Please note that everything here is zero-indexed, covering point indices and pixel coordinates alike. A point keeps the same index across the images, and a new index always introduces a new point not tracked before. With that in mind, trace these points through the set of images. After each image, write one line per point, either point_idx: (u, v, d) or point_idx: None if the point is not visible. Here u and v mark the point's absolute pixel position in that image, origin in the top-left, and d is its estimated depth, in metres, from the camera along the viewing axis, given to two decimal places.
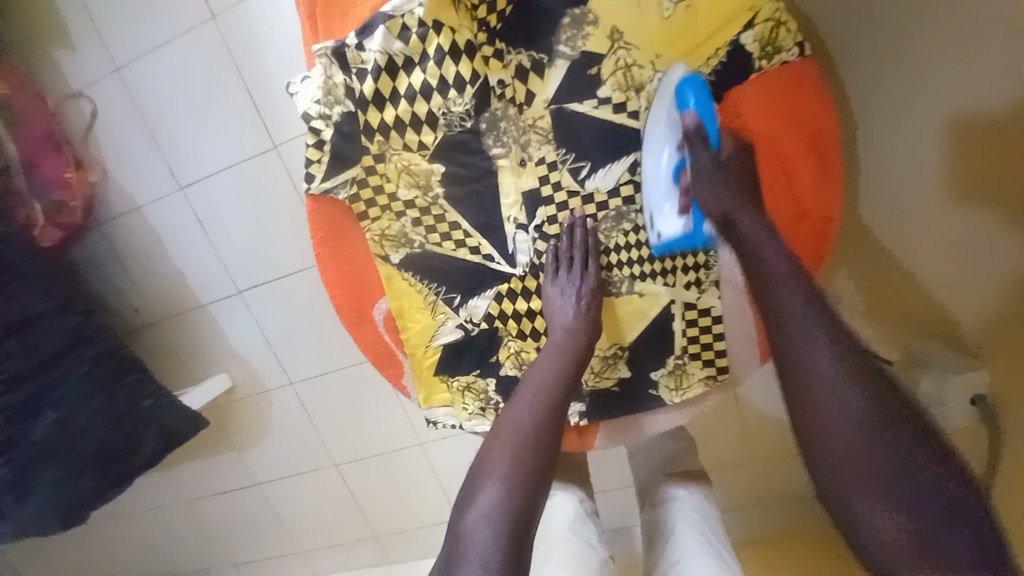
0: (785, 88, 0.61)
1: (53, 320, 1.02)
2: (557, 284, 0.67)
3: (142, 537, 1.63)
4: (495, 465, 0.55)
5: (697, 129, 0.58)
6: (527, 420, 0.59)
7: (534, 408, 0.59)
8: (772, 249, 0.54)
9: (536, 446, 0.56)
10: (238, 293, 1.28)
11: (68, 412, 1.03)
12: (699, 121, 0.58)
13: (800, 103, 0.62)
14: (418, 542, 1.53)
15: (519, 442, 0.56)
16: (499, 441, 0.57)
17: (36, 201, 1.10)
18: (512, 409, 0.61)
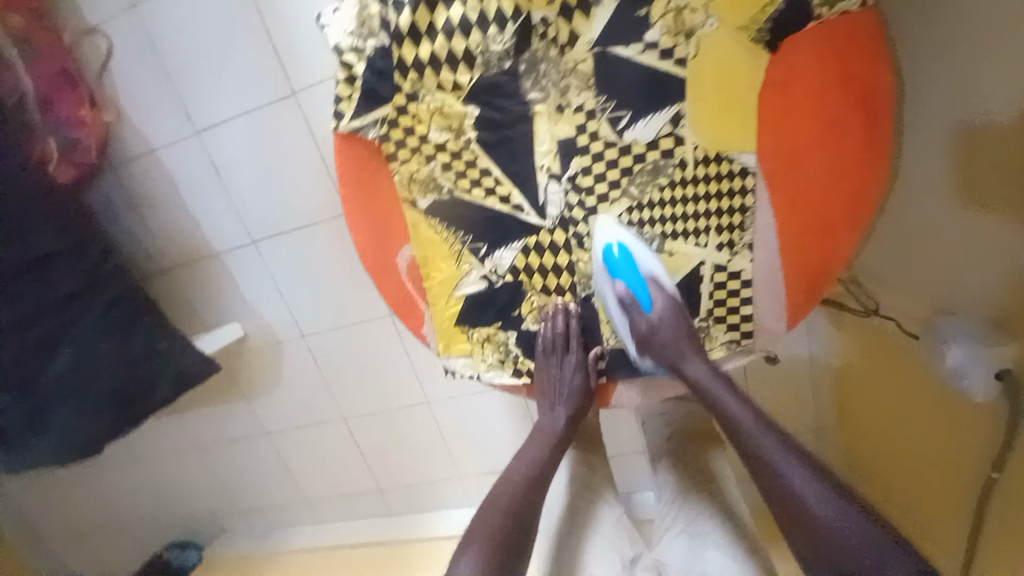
0: (842, 40, 0.57)
1: (67, 260, 1.02)
2: (549, 367, 0.75)
3: (146, 483, 1.63)
4: (481, 537, 0.64)
5: (630, 297, 0.68)
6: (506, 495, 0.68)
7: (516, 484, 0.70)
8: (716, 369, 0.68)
9: (516, 514, 0.66)
10: (252, 243, 1.27)
11: (84, 350, 1.03)
12: (630, 291, 0.68)
13: (855, 59, 0.57)
14: (423, 495, 1.57)
15: (502, 513, 0.66)
16: (487, 513, 0.67)
17: (50, 137, 1.08)
18: (498, 485, 0.70)
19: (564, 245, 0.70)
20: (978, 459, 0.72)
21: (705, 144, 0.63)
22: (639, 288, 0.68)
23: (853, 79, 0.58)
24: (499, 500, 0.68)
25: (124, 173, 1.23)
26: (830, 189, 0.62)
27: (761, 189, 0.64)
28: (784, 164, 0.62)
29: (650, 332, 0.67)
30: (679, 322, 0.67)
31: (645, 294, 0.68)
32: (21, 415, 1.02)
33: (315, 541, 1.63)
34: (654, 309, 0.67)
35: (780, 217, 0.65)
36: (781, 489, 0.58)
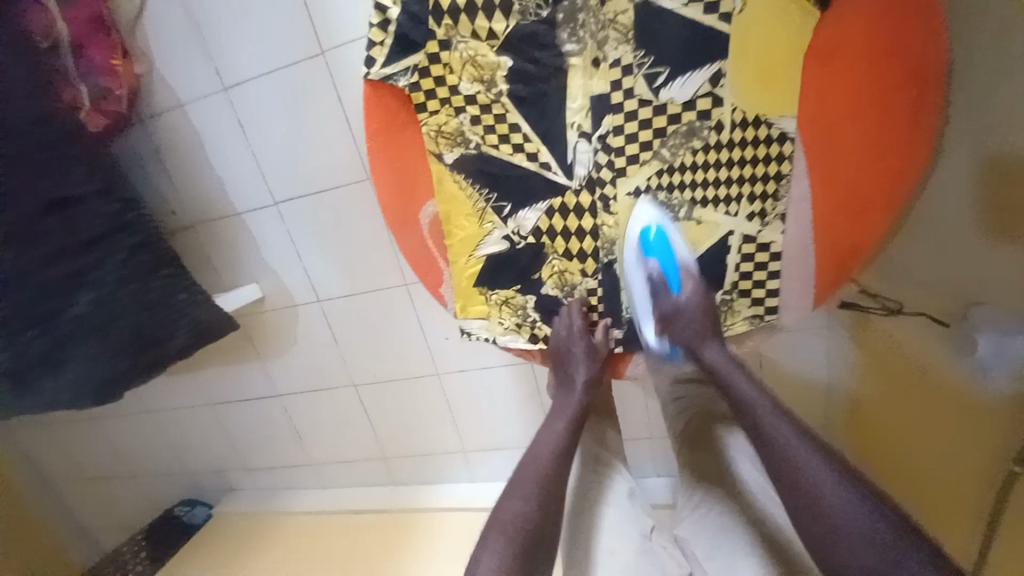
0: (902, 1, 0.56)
1: (94, 203, 1.05)
2: (566, 359, 0.75)
3: (161, 434, 1.65)
4: (503, 532, 0.63)
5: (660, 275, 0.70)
6: (527, 488, 0.68)
7: (537, 476, 0.69)
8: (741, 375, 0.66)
9: (539, 511, 0.66)
10: (273, 205, 1.26)
11: (106, 291, 1.05)
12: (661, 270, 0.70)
13: (913, 21, 0.56)
14: (428, 468, 1.53)
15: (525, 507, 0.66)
16: (507, 508, 0.66)
17: (81, 84, 1.07)
18: (517, 476, 0.70)
19: (590, 208, 0.69)
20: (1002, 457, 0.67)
21: (745, 106, 0.61)
22: (670, 268, 0.69)
23: (903, 55, 0.57)
24: (522, 495, 0.67)
25: (150, 126, 1.22)
26: (868, 168, 0.61)
27: (799, 156, 0.62)
28: (823, 137, 0.61)
29: (674, 311, 0.69)
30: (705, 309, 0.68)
31: (675, 276, 0.70)
32: (36, 354, 1.02)
33: (317, 504, 1.61)
34: (682, 287, 0.69)
35: (817, 189, 0.63)
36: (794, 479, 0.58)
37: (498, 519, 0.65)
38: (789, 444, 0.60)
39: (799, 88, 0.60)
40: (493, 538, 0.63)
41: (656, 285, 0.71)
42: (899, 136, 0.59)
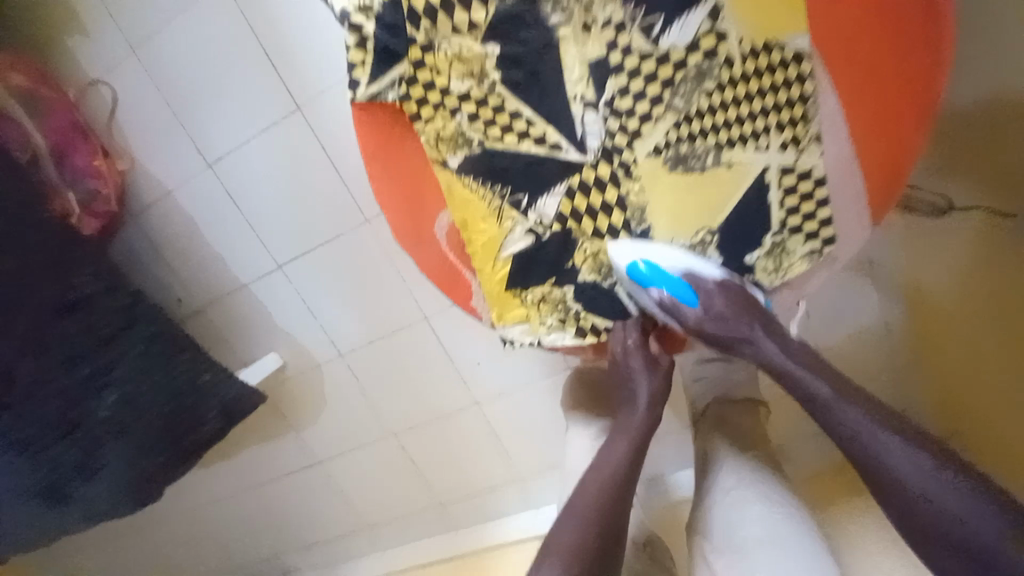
0: None
1: (104, 299, 1.01)
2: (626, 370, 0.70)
3: (209, 529, 1.57)
4: (561, 557, 0.56)
5: (669, 301, 0.64)
6: (585, 515, 0.59)
7: (595, 499, 0.60)
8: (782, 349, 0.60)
9: (603, 532, 0.58)
10: (278, 268, 1.21)
11: (129, 390, 1.02)
12: (667, 294, 0.64)
13: None
14: (488, 505, 1.42)
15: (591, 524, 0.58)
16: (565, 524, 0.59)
17: (70, 189, 1.08)
18: (575, 496, 0.62)
19: (612, 180, 0.65)
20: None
21: (750, 34, 0.58)
22: (678, 288, 0.63)
23: None
24: (579, 518, 0.59)
25: (144, 218, 1.21)
26: (894, 83, 0.59)
27: (820, 73, 0.59)
28: (844, 54, 0.58)
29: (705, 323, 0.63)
30: (734, 304, 0.62)
31: (686, 292, 0.63)
32: (76, 460, 1.00)
33: (382, 568, 1.51)
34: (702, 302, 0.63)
35: (849, 105, 0.60)
36: (859, 449, 0.53)
37: (552, 546, 0.58)
38: (853, 414, 0.54)
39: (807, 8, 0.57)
40: (548, 565, 0.56)
41: (669, 308, 0.65)
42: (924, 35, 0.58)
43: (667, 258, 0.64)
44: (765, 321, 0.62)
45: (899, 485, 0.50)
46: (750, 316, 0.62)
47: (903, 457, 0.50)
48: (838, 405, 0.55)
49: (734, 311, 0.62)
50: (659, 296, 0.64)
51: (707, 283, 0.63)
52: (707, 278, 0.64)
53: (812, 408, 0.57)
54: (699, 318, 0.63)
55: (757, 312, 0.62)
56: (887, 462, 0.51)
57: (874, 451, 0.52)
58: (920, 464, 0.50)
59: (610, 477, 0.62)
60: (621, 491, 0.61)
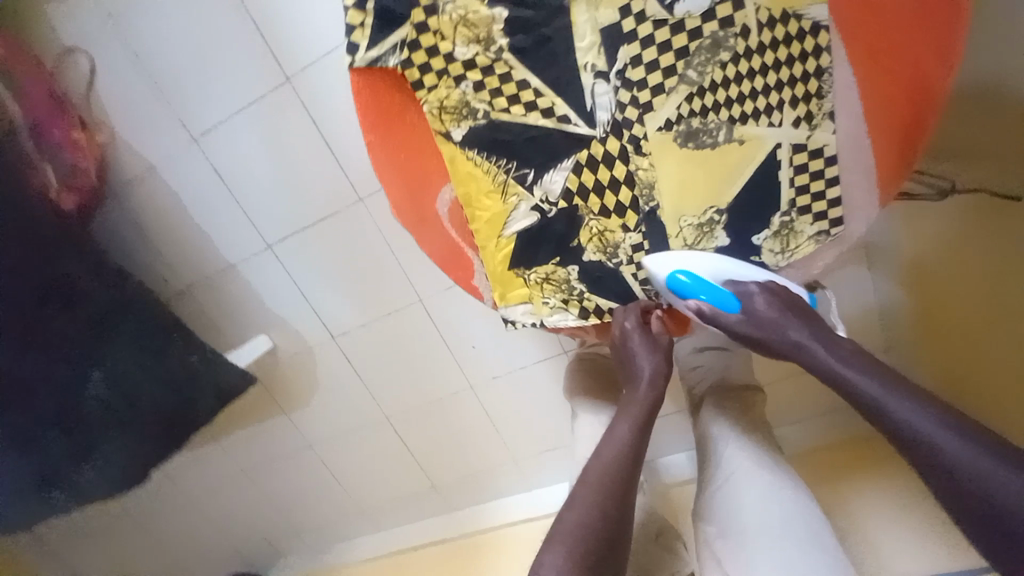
0: None
1: (91, 281, 0.96)
2: (631, 350, 0.68)
3: (199, 513, 1.55)
4: (564, 544, 0.53)
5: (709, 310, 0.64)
6: (593, 498, 0.57)
7: (601, 480, 0.59)
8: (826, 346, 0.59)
9: (607, 518, 0.56)
10: (268, 248, 1.17)
11: (117, 370, 0.99)
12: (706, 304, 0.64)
13: None
14: (482, 487, 1.42)
15: (596, 512, 0.56)
16: (571, 511, 0.57)
17: (48, 164, 1.00)
18: (581, 479, 0.60)
19: (620, 155, 0.63)
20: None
21: (767, 3, 0.57)
22: (715, 295, 0.63)
23: None
24: (586, 500, 0.57)
25: (126, 195, 1.15)
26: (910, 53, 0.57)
27: (836, 45, 0.58)
28: (859, 23, 0.57)
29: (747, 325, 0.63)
30: (782, 306, 0.62)
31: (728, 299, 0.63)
32: (65, 443, 0.97)
33: (376, 551, 1.51)
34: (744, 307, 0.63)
35: (863, 79, 0.59)
36: (910, 439, 0.49)
37: (557, 527, 0.55)
38: (901, 403, 0.51)
39: None
40: (554, 546, 0.54)
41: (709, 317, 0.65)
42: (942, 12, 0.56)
43: (703, 262, 0.64)
44: (808, 321, 0.62)
45: (958, 475, 0.46)
46: (795, 319, 0.62)
47: (957, 446, 0.47)
48: (884, 394, 0.52)
49: (779, 313, 0.62)
50: (696, 305, 0.64)
51: (748, 286, 0.64)
52: (748, 281, 0.65)
53: (859, 401, 0.54)
54: (741, 325, 0.63)
55: (804, 316, 0.62)
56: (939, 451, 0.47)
57: (925, 439, 0.49)
58: (974, 452, 0.46)
59: (616, 459, 0.61)
60: (626, 473, 0.60)
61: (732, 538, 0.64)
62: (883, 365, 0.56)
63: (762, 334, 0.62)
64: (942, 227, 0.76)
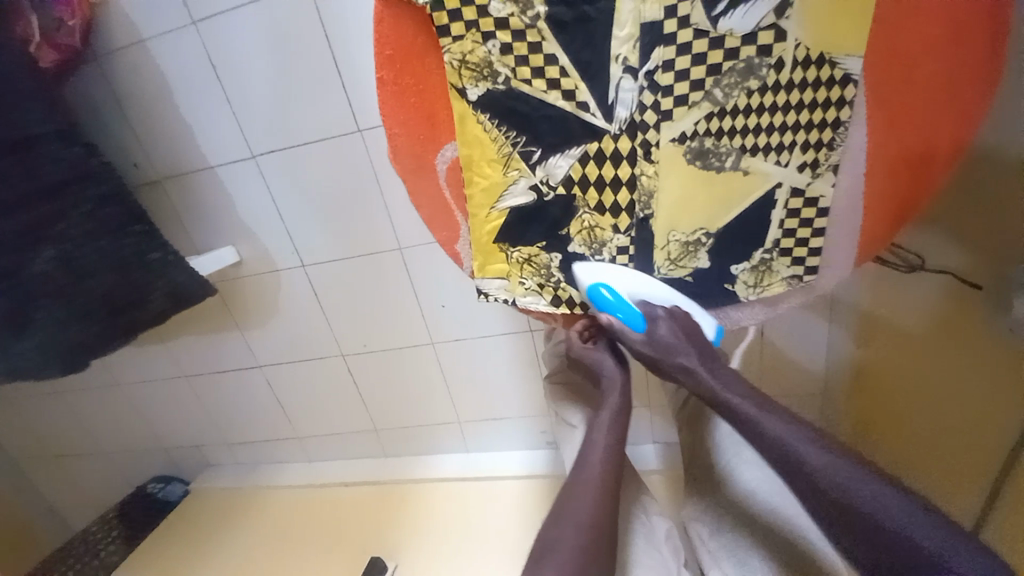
0: None
1: (55, 145, 0.92)
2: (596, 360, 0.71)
3: (132, 408, 1.53)
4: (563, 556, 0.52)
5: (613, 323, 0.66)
6: (588, 511, 0.57)
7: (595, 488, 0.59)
8: (721, 377, 0.59)
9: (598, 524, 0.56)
10: (252, 158, 1.12)
11: (68, 250, 0.93)
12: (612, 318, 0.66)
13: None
14: (421, 440, 1.46)
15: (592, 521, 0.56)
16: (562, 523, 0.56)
17: (35, 14, 0.90)
18: (570, 493, 0.60)
19: (628, 156, 0.63)
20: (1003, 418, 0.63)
21: (809, 42, 0.56)
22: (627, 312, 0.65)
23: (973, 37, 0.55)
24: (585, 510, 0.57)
25: (109, 66, 1.07)
26: (927, 121, 0.59)
27: (859, 102, 0.58)
28: (887, 82, 0.58)
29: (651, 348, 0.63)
30: (682, 330, 0.63)
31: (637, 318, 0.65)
32: None
33: (304, 479, 1.53)
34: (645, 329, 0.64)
35: (875, 140, 0.60)
36: (800, 468, 0.50)
37: (556, 539, 0.55)
38: (782, 430, 0.52)
39: (868, 37, 0.56)
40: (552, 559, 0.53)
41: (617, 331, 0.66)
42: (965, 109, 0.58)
43: (625, 281, 0.67)
44: (704, 350, 0.62)
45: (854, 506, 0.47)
46: (688, 344, 0.62)
47: (843, 475, 0.48)
48: (762, 419, 0.54)
49: (677, 337, 0.63)
50: (609, 320, 0.66)
51: (656, 310, 0.65)
52: (659, 305, 0.66)
53: (745, 428, 0.55)
54: (642, 346, 0.64)
55: (697, 341, 0.63)
56: (828, 479, 0.48)
57: (808, 467, 0.50)
58: (857, 477, 0.48)
59: (601, 466, 0.62)
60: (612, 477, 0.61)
61: (723, 536, 0.71)
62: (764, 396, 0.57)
63: (661, 356, 0.62)
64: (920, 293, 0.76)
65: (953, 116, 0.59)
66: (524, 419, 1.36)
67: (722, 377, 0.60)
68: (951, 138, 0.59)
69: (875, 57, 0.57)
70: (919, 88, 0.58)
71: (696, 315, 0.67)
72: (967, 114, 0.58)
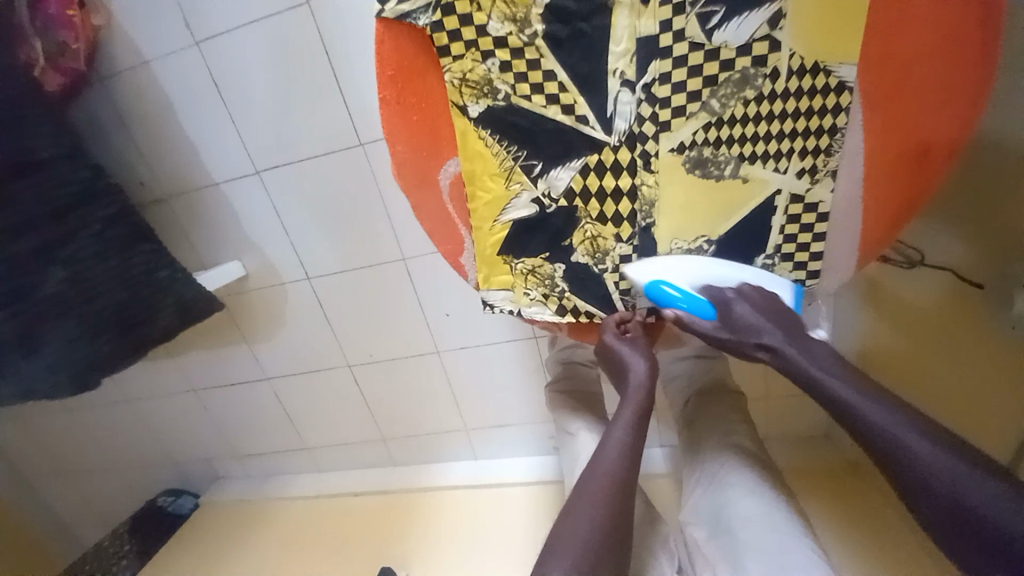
0: None
1: (63, 166, 0.94)
2: (617, 347, 0.70)
3: (142, 421, 1.54)
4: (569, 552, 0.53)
5: (681, 317, 0.66)
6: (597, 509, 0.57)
7: (602, 490, 0.58)
8: (812, 348, 0.60)
9: (611, 522, 0.56)
10: (256, 174, 1.13)
11: (81, 269, 0.95)
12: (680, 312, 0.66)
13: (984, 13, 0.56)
14: (429, 448, 1.46)
15: (603, 511, 0.57)
16: (573, 514, 0.57)
17: (37, 39, 0.94)
18: (581, 487, 0.60)
19: (628, 167, 0.63)
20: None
21: (803, 51, 0.57)
22: (693, 301, 0.65)
23: (962, 53, 0.57)
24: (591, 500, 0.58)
25: (114, 87, 1.09)
26: (924, 118, 0.59)
27: (855, 108, 0.59)
28: (881, 84, 0.58)
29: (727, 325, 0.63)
30: (764, 304, 0.64)
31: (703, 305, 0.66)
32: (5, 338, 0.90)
33: (313, 490, 1.54)
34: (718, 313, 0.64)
35: (872, 141, 0.60)
36: (889, 447, 0.51)
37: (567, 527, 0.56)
38: (872, 405, 0.53)
39: (859, 46, 0.57)
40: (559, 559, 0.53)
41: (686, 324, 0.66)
42: (959, 119, 0.59)
43: (684, 271, 0.66)
44: (788, 328, 0.62)
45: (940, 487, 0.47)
46: (769, 318, 0.62)
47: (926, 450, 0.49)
48: (858, 399, 0.54)
49: (759, 317, 0.62)
50: (675, 315, 0.66)
51: (726, 292, 0.65)
52: (727, 287, 0.66)
53: (836, 410, 0.55)
54: (718, 331, 0.64)
55: (779, 314, 0.63)
56: (914, 456, 0.49)
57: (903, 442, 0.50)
58: (943, 455, 0.49)
59: (616, 463, 0.61)
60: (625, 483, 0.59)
61: (721, 536, 0.70)
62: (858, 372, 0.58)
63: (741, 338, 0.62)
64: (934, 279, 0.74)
65: (947, 124, 0.59)
66: (531, 425, 1.37)
67: (815, 349, 0.60)
68: (949, 133, 0.60)
69: (866, 63, 0.57)
70: (917, 87, 0.58)
71: (777, 289, 0.66)
72: (964, 119, 0.59)
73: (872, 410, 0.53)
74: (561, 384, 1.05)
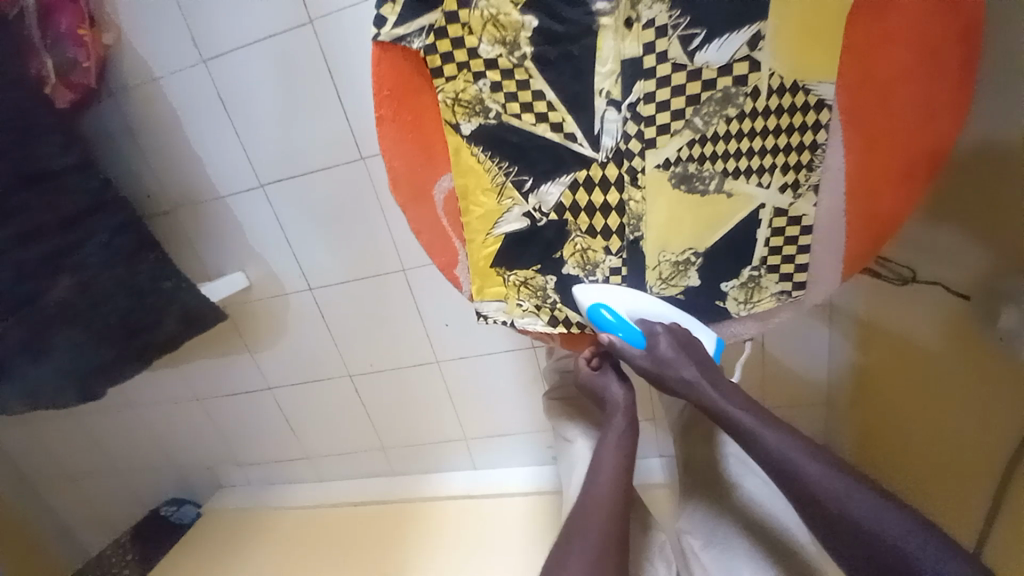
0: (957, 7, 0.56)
1: (74, 178, 0.97)
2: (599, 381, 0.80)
3: (146, 429, 1.56)
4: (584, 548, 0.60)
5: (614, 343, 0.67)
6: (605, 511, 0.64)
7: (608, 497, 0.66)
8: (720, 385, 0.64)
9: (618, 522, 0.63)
10: (260, 187, 1.16)
11: (88, 277, 0.97)
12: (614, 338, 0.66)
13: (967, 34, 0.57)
14: (427, 457, 1.47)
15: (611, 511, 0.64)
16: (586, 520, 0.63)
17: (47, 54, 0.98)
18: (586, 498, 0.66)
19: (616, 182, 0.65)
20: (1002, 405, 0.64)
21: (782, 70, 0.59)
22: (626, 331, 0.66)
23: (944, 70, 0.58)
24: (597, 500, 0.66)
25: (124, 103, 1.12)
26: (909, 131, 0.61)
27: (836, 125, 0.61)
28: (864, 100, 0.60)
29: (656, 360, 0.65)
30: (683, 342, 0.66)
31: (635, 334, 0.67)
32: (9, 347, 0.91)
33: (312, 499, 1.54)
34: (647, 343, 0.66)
35: (853, 157, 0.62)
36: (795, 476, 0.56)
37: (582, 526, 0.63)
38: (782, 442, 0.58)
39: (838, 66, 0.59)
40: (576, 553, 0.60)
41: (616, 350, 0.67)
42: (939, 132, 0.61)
43: (621, 298, 0.68)
44: (703, 362, 0.65)
45: (825, 502, 0.54)
46: (689, 358, 0.65)
47: (821, 475, 0.55)
48: (762, 433, 0.59)
49: (677, 353, 0.65)
50: (610, 340, 0.67)
51: (655, 327, 0.67)
52: (655, 321, 0.68)
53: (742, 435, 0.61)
54: (644, 361, 0.66)
55: (694, 352, 0.66)
56: (816, 482, 0.55)
57: (808, 478, 0.55)
58: (839, 483, 0.55)
59: (614, 473, 0.68)
60: (624, 481, 0.68)
61: (717, 546, 0.71)
62: (760, 406, 0.63)
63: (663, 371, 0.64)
64: (927, 295, 0.74)
65: (927, 139, 0.61)
66: (529, 435, 1.38)
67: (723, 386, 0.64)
68: (936, 143, 0.61)
69: (846, 82, 0.59)
70: (900, 105, 0.60)
71: (687, 323, 0.70)
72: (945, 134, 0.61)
73: (782, 446, 0.58)
74: (557, 393, 1.06)
